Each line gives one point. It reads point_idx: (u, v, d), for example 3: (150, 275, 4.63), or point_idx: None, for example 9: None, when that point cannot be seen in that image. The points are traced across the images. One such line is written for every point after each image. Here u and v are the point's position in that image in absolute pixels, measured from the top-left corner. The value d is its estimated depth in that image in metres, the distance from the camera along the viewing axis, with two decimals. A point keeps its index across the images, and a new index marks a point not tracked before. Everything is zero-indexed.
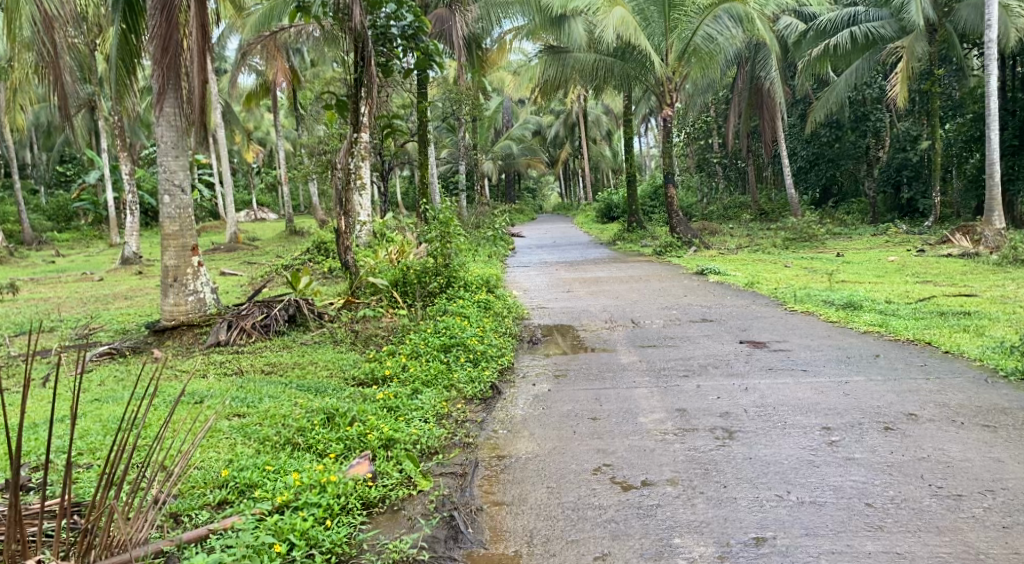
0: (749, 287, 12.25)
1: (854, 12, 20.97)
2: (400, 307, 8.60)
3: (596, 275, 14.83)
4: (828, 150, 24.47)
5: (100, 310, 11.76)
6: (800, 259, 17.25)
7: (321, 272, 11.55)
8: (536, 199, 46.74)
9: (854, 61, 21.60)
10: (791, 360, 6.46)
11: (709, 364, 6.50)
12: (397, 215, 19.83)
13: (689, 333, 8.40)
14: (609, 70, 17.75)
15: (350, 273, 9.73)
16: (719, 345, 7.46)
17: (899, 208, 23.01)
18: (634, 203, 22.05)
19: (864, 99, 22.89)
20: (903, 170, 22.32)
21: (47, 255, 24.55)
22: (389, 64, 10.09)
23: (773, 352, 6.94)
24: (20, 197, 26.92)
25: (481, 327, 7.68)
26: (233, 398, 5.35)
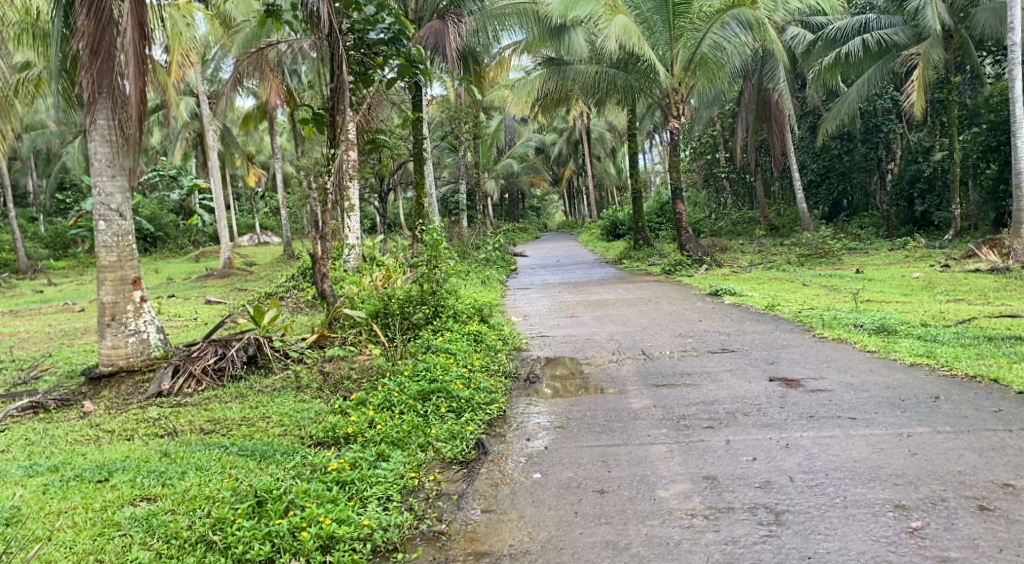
0: (769, 309, 11.21)
1: (864, 20, 20.08)
2: (380, 343, 7.53)
3: (600, 298, 13.81)
4: (838, 163, 23.45)
5: (65, 347, 10.74)
6: (817, 277, 16.26)
7: (301, 303, 10.56)
8: (540, 218, 45.83)
9: (866, 70, 20.60)
10: (835, 404, 5.47)
11: (738, 409, 5.51)
12: (394, 236, 18.86)
13: (708, 366, 7.42)
14: (611, 82, 16.81)
15: (327, 303, 8.71)
16: (746, 382, 6.46)
17: (912, 221, 21.85)
18: (640, 220, 21.06)
19: (875, 110, 21.70)
20: (916, 184, 21.32)
21: (36, 285, 23.65)
22: (370, 73, 9.08)
23: (810, 391, 5.94)
24: (13, 226, 26.09)
25: (469, 367, 6.62)
26: (148, 473, 4.36)
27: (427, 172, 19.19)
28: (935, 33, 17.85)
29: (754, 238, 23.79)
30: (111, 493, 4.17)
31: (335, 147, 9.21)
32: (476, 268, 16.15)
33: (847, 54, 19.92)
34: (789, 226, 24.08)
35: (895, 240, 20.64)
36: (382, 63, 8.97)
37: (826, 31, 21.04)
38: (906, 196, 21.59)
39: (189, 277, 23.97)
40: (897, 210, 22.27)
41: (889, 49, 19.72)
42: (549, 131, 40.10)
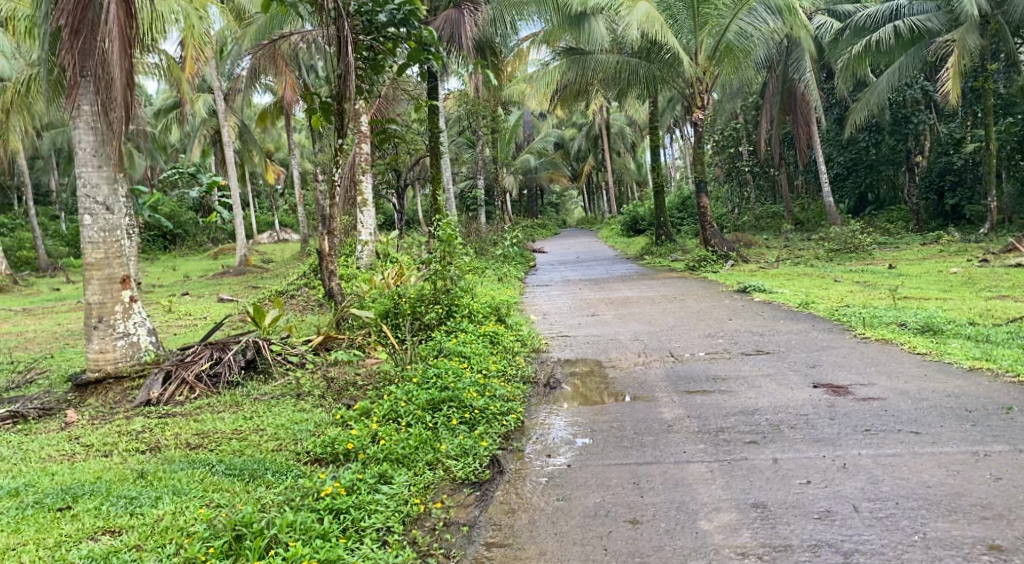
0: (802, 308, 10.62)
1: (896, 6, 19.28)
2: (390, 345, 7.01)
3: (622, 295, 13.25)
4: (866, 155, 22.73)
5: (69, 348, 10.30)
6: (848, 272, 15.63)
7: (311, 303, 10.08)
8: (559, 215, 45.23)
9: (897, 59, 19.88)
10: (890, 410, 4.99)
11: (783, 417, 5.04)
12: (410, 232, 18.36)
13: (744, 369, 6.91)
14: (634, 72, 16.19)
15: (335, 301, 8.19)
16: (789, 387, 5.96)
17: (941, 215, 21.16)
18: (662, 215, 20.45)
19: (905, 101, 20.92)
20: (946, 176, 20.71)
21: (53, 283, 23.36)
22: (380, 59, 8.56)
23: (862, 396, 5.43)
24: (32, 224, 25.85)
25: (484, 373, 6.09)
26: (117, 500, 3.88)
27: (444, 166, 18.69)
28: (972, 18, 17.05)
29: (780, 233, 23.12)
30: (70, 525, 3.70)
31: (342, 137, 8.73)
32: (493, 265, 15.63)
33: (878, 41, 19.14)
34: (815, 221, 23.36)
35: (927, 234, 19.92)
36: (393, 47, 8.42)
37: (856, 18, 20.29)
38: (937, 189, 20.97)
39: (204, 275, 23.62)
40: (926, 204, 21.58)
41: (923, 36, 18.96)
42: (568, 126, 39.52)
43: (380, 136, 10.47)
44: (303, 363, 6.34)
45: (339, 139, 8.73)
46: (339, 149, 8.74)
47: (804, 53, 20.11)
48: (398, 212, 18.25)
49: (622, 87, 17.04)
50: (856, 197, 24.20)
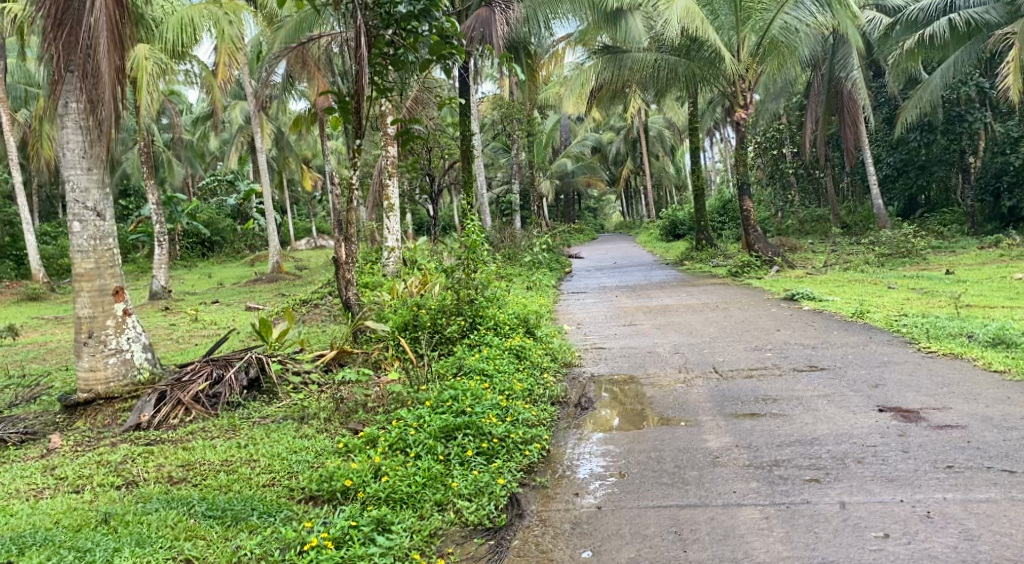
0: (856, 319, 9.90)
1: None
2: (407, 359, 6.48)
3: (661, 303, 12.62)
4: (917, 155, 21.67)
5: None
6: (901, 278, 14.81)
7: (332, 314, 9.63)
8: (596, 220, 44.50)
9: (951, 54, 18.96)
10: (966, 437, 4.55)
11: (844, 437, 4.67)
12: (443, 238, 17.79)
13: (796, 387, 6.36)
14: (672, 70, 15.48)
15: (351, 313, 7.67)
16: (851, 407, 5.45)
17: (998, 218, 20.32)
18: (703, 219, 19.73)
19: (959, 98, 19.84)
20: (1003, 177, 19.64)
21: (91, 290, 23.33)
22: (402, 55, 8.04)
23: (936, 415, 4.96)
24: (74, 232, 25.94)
25: (508, 393, 5.55)
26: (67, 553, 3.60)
27: (477, 170, 18.20)
28: None
29: (826, 237, 22.24)
30: None
31: (360, 137, 8.23)
32: (526, 271, 15.08)
33: (932, 35, 18.17)
34: (862, 225, 22.32)
35: (984, 237, 18.92)
36: (416, 42, 7.90)
37: (907, 12, 19.31)
38: (992, 192, 20.10)
39: (239, 282, 23.40)
40: (982, 206, 20.73)
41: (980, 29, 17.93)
42: (606, 131, 38.87)
43: (403, 135, 9.89)
44: (312, 382, 5.84)
45: (357, 139, 8.23)
46: (357, 149, 8.26)
47: (850, 50, 19.29)
48: (431, 217, 17.76)
49: (661, 87, 16.36)
50: (905, 200, 23.20)
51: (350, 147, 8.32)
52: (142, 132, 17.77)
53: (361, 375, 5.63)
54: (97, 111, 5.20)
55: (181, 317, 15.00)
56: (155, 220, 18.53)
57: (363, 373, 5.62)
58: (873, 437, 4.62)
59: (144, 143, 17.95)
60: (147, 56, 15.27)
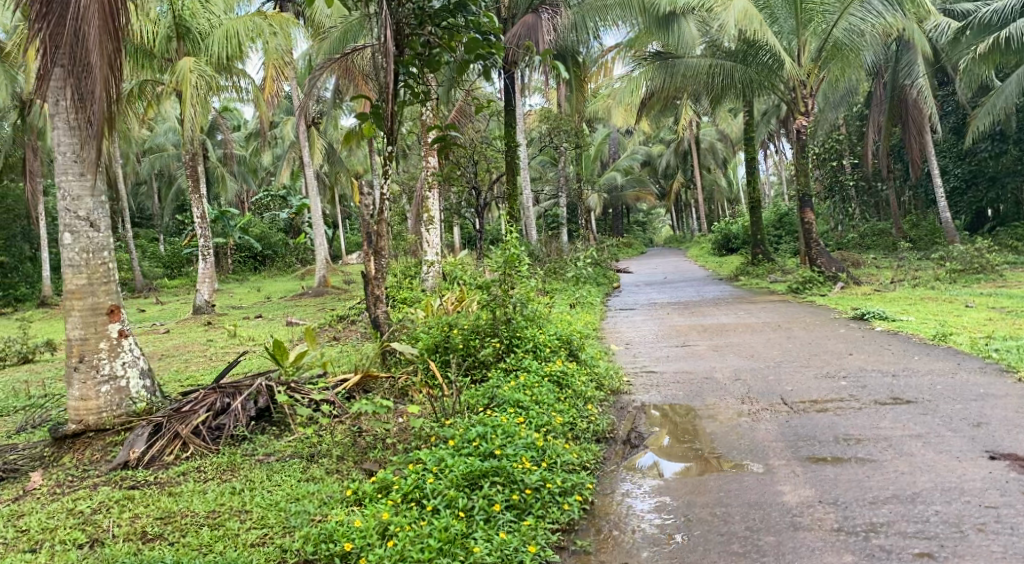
0: (937, 343, 9.07)
1: None
2: (437, 387, 5.86)
3: (717, 321, 11.81)
4: (987, 167, 20.28)
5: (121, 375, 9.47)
6: (978, 296, 13.78)
7: (365, 333, 9.11)
8: (645, 234, 43.60)
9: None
10: None
11: (963, 491, 4.32)
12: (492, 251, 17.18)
13: (879, 421, 5.72)
14: (728, 77, 14.54)
15: (380, 331, 6.99)
16: (953, 445, 4.91)
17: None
18: (759, 233, 18.81)
19: None
20: None
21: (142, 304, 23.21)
22: (438, 55, 7.42)
23: None
24: (130, 243, 25.92)
25: (544, 431, 5.01)
26: None
27: (524, 181, 17.52)
28: None
29: (890, 252, 21.08)
30: None
31: (392, 143, 7.47)
32: (573, 286, 14.39)
33: (1008, 38, 16.97)
34: (927, 239, 21.11)
35: None
36: (453, 42, 7.24)
37: (978, 14, 18.09)
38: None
39: (284, 296, 23.11)
40: None
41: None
42: (656, 143, 37.99)
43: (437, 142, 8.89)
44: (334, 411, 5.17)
45: (388, 145, 7.47)
46: (389, 156, 7.50)
47: (917, 56, 18.22)
48: (476, 231, 17.11)
49: (717, 94, 15.44)
50: (974, 213, 21.83)
51: (383, 156, 7.56)
52: (186, 146, 17.47)
53: (382, 408, 5.07)
54: (88, 108, 5.00)
55: (219, 334, 14.54)
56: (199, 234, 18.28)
57: (382, 405, 5.09)
58: (994, 496, 4.27)
59: (189, 157, 17.64)
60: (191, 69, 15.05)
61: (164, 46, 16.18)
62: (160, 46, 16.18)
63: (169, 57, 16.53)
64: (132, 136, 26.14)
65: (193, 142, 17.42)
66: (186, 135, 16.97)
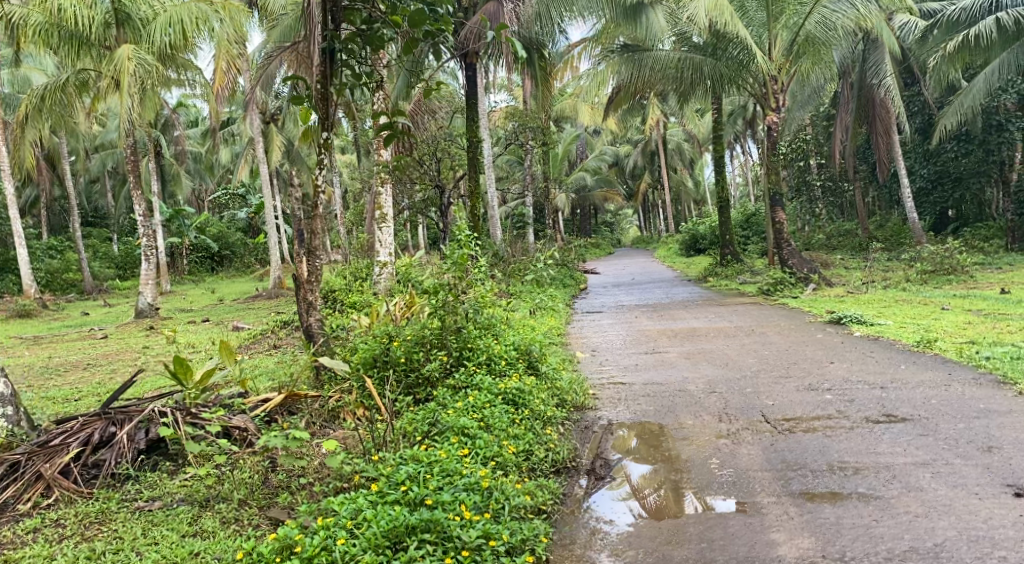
0: (923, 350, 8.46)
1: None
2: (373, 411, 5.13)
3: (687, 325, 11.18)
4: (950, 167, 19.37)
5: (38, 382, 8.58)
6: (954, 298, 13.29)
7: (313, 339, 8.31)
8: (613, 235, 43.00)
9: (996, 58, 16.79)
10: None
11: (988, 545, 3.97)
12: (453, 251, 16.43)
13: (877, 440, 5.17)
14: (697, 70, 13.85)
15: (311, 342, 6.16)
16: (968, 477, 4.44)
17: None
18: (727, 233, 18.19)
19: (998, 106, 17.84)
20: None
21: (89, 306, 22.14)
22: (379, 28, 6.47)
23: None
24: (78, 243, 24.77)
25: (490, 468, 4.53)
26: None
27: (489, 179, 16.54)
28: None
29: (858, 252, 20.61)
30: None
31: (328, 130, 6.74)
32: (538, 289, 13.73)
33: (976, 36, 16.17)
34: (893, 240, 20.58)
35: None
36: (398, 17, 6.30)
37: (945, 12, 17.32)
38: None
39: (238, 298, 22.18)
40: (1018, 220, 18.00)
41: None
42: (624, 144, 37.39)
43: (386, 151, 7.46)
44: (245, 438, 4.91)
45: (323, 133, 6.75)
46: (324, 144, 6.78)
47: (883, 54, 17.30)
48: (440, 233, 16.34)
49: (685, 89, 14.69)
50: (937, 214, 21.03)
51: (318, 142, 6.84)
52: (127, 139, 16.40)
53: (296, 442, 4.44)
54: None
55: (158, 340, 13.55)
56: (141, 233, 17.31)
57: (294, 437, 4.49)
58: None
59: (131, 152, 16.60)
60: (129, 57, 14.07)
61: (103, 33, 15.05)
62: (98, 34, 15.06)
63: (108, 45, 15.41)
64: (78, 131, 24.93)
65: (131, 135, 16.44)
66: (122, 128, 15.98)
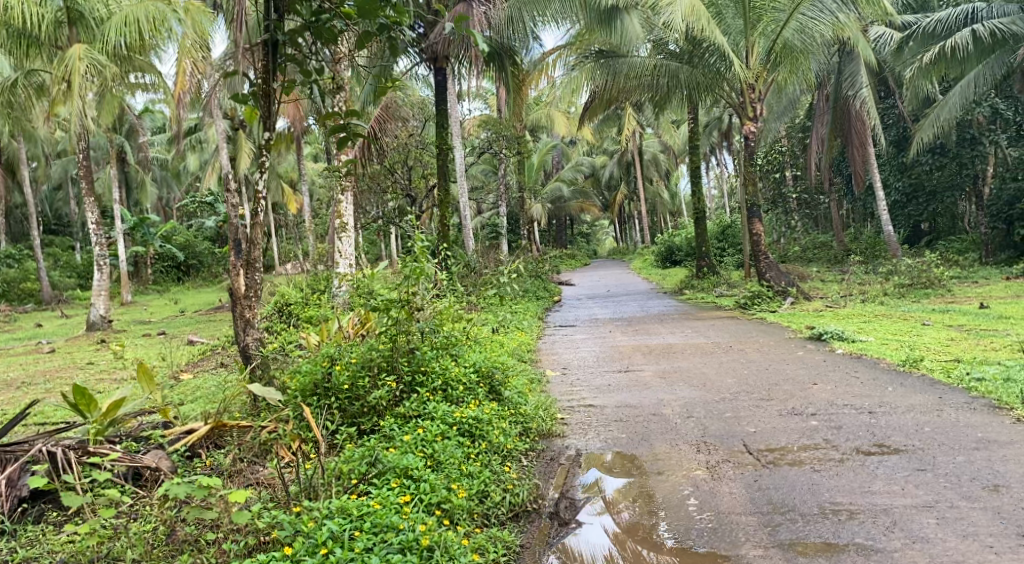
0: (910, 370, 8.00)
1: (971, 9, 15.80)
2: (309, 448, 4.71)
3: (662, 340, 10.72)
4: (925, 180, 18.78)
5: None
6: (934, 313, 12.92)
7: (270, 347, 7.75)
8: (589, 246, 42.55)
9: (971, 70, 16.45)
10: None
11: None
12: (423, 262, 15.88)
13: (869, 475, 4.77)
14: (673, 78, 13.37)
15: (246, 363, 5.62)
16: (971, 527, 4.12)
17: (1011, 248, 17.10)
18: (703, 245, 17.73)
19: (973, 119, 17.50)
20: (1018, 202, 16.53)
21: (44, 317, 21.31)
22: (330, 21, 5.87)
23: None
24: (37, 251, 23.89)
25: (429, 522, 4.18)
26: None
27: (461, 190, 15.94)
28: None
29: (834, 265, 20.25)
30: None
31: (269, 129, 6.25)
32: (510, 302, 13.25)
33: (953, 48, 15.78)
34: (869, 251, 20.24)
35: (1005, 269, 16.36)
36: (350, 10, 5.72)
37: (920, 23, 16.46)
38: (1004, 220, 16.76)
39: (201, 309, 21.45)
40: (992, 234, 17.47)
41: (1007, 40, 15.39)
42: (600, 155, 37.01)
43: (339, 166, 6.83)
44: (157, 477, 4.44)
45: (264, 132, 6.27)
46: (266, 144, 6.29)
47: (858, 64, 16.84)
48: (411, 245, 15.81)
49: (660, 97, 14.23)
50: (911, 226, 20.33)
51: (259, 140, 6.35)
52: (80, 143, 15.68)
53: (204, 490, 3.96)
54: None
55: (106, 354, 12.80)
56: (95, 242, 16.59)
57: (201, 484, 4.00)
58: None
59: (84, 156, 15.87)
60: (81, 56, 13.36)
61: (53, 33, 14.23)
62: (49, 32, 14.28)
63: (60, 45, 14.64)
64: (37, 136, 24.07)
65: (84, 139, 15.62)
66: (75, 130, 15.15)
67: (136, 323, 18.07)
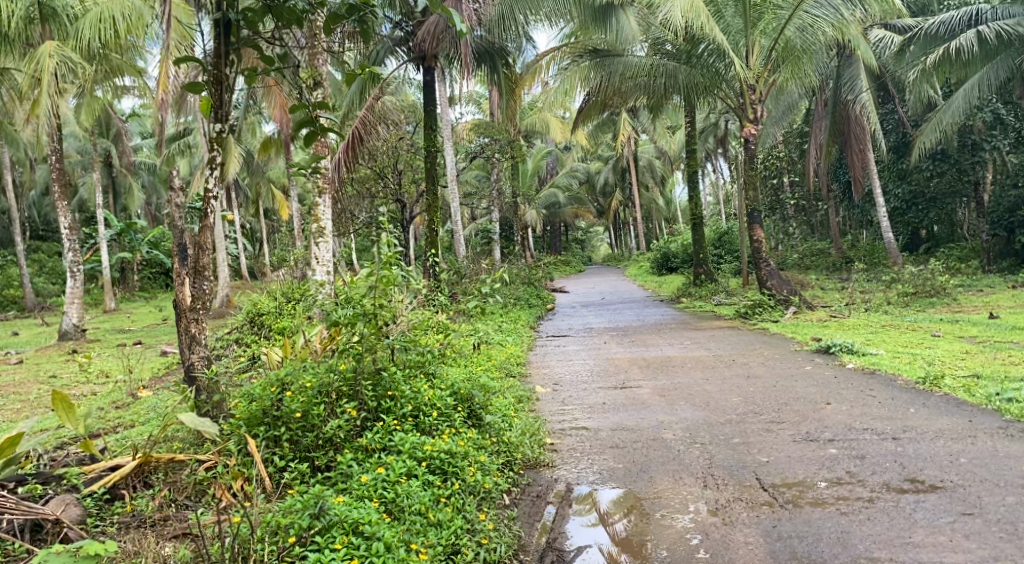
0: (931, 389, 7.33)
1: (976, 10, 14.89)
2: (247, 495, 4.14)
3: (659, 352, 10.06)
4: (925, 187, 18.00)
5: None
6: (943, 323, 12.28)
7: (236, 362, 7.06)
8: (584, 252, 41.93)
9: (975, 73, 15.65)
10: None
11: None
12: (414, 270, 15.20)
13: (898, 518, 4.35)
14: (671, 78, 12.64)
15: (186, 384, 4.98)
16: None
17: (1012, 255, 16.71)
18: (701, 252, 17.08)
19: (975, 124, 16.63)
20: (1017, 211, 16.14)
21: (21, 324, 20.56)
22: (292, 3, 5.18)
23: None
24: (18, 257, 23.12)
25: None
26: None
27: (454, 196, 15.30)
28: None
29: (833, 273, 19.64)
30: None
31: (221, 120, 5.61)
32: (500, 311, 12.69)
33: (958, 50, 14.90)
34: (870, 257, 19.65)
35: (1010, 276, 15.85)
36: None
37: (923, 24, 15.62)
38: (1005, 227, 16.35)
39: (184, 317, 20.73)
40: (992, 242, 17.02)
41: (1013, 42, 14.53)
42: (594, 161, 36.43)
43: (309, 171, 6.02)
44: (59, 532, 3.91)
45: (215, 123, 5.61)
46: (216, 137, 5.64)
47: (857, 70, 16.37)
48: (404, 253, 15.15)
49: (657, 99, 13.55)
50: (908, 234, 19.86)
51: (209, 133, 5.69)
52: (53, 145, 14.91)
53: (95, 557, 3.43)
54: None
55: (73, 367, 12.07)
56: (69, 248, 15.87)
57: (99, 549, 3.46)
58: None
59: (57, 157, 15.08)
60: (51, 53, 12.52)
61: (23, 29, 13.41)
62: (18, 29, 13.44)
63: (30, 42, 13.80)
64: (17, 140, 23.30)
65: (56, 139, 14.79)
66: (46, 131, 14.35)
67: (114, 332, 17.36)
